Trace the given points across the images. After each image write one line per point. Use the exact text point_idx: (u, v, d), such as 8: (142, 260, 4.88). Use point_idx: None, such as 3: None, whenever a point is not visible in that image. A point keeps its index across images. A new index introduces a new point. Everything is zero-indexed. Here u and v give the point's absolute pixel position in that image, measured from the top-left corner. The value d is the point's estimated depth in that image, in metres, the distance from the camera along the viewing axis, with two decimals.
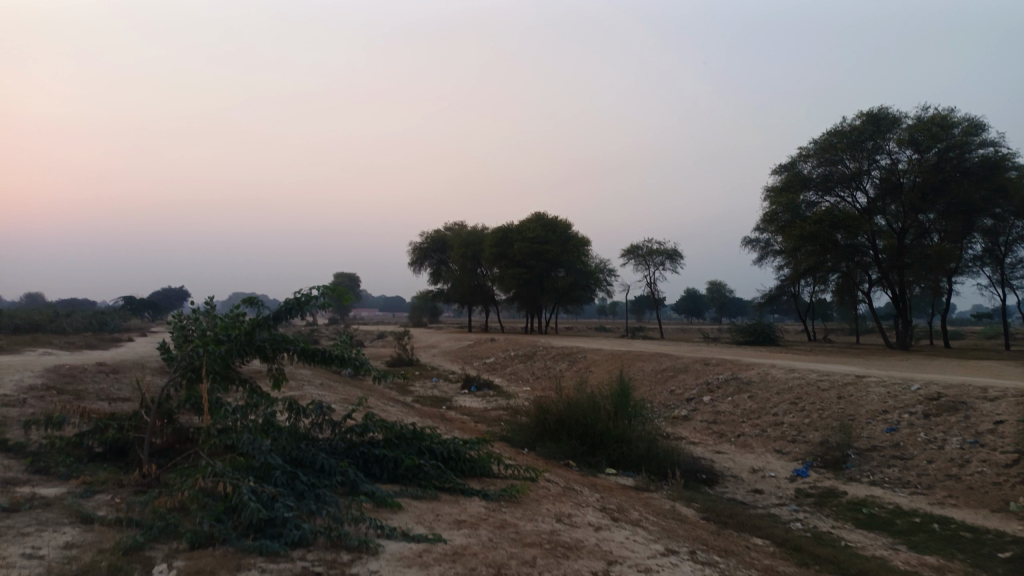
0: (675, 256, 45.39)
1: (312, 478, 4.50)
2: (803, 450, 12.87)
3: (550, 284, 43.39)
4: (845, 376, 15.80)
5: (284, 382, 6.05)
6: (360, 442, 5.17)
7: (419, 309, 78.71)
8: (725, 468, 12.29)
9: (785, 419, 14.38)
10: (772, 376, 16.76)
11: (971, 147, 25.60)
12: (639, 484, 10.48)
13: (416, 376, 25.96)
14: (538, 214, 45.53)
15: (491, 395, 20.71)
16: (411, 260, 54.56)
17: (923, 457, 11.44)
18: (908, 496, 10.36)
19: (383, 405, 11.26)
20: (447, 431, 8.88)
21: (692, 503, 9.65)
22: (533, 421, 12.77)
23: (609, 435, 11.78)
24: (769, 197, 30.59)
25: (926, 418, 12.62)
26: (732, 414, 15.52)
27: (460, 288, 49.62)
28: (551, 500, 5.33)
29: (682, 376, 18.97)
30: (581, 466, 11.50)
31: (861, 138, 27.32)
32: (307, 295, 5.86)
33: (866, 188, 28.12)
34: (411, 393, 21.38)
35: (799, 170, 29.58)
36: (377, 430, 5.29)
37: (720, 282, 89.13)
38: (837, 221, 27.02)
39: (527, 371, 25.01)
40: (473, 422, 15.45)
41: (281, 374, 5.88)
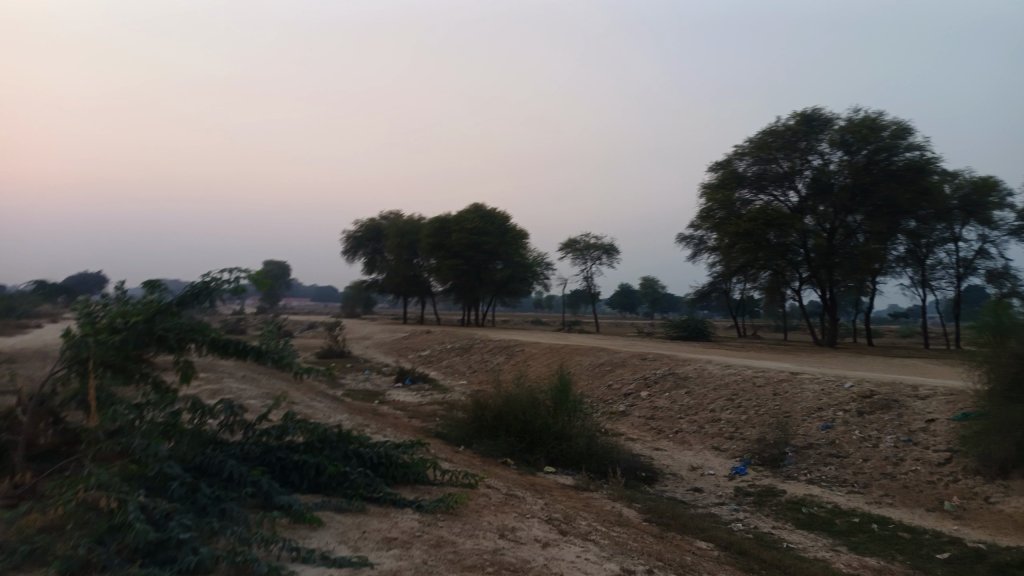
0: (612, 251, 45.59)
1: (218, 491, 3.88)
2: (740, 446, 12.78)
3: (487, 276, 42.94)
4: (779, 372, 15.87)
5: (194, 377, 5.32)
6: (276, 446, 4.56)
7: (353, 299, 77.04)
8: (664, 465, 12.06)
9: (723, 416, 14.30)
10: (708, 371, 16.72)
11: (899, 150, 26.31)
12: (578, 483, 10.13)
13: (347, 369, 25.10)
14: (476, 205, 44.94)
15: (425, 389, 20.11)
16: (345, 249, 53.13)
17: (859, 455, 11.47)
18: (845, 495, 10.33)
19: (307, 399, 10.54)
20: (377, 429, 8.30)
21: (633, 504, 9.34)
22: (470, 418, 12.26)
23: (548, 431, 11.41)
24: (705, 194, 30.81)
25: (860, 415, 12.71)
26: (670, 410, 15.38)
27: (396, 278, 48.63)
28: (492, 510, 4.85)
29: (619, 371, 18.78)
30: (520, 464, 11.08)
31: (795, 138, 27.75)
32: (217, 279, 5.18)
33: (798, 188, 28.57)
34: (341, 386, 20.57)
35: (734, 168, 29.89)
36: (298, 432, 4.68)
37: (653, 278, 90.44)
38: (771, 219, 27.41)
39: (463, 365, 24.49)
40: (405, 417, 14.84)
41: (188, 369, 5.17)
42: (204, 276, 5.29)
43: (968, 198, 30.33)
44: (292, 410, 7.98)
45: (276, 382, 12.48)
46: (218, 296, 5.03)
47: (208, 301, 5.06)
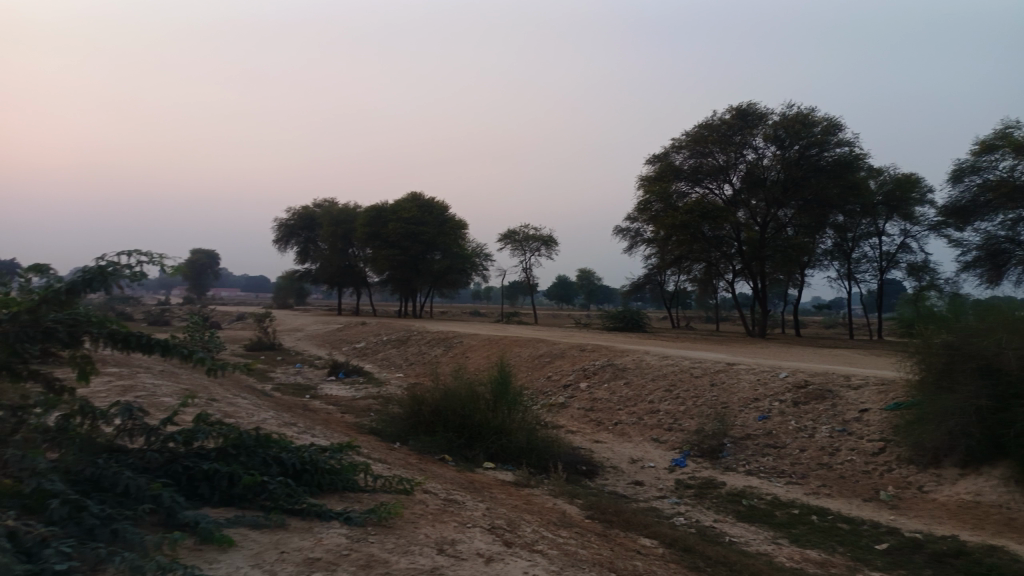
0: (550, 242, 45.52)
1: (111, 509, 3.34)
2: (680, 438, 12.68)
3: (425, 267, 42.21)
4: (716, 363, 15.92)
5: (93, 374, 4.69)
6: (183, 454, 4.00)
7: (285, 289, 74.95)
8: (604, 458, 11.84)
9: (661, 407, 14.21)
10: (647, 362, 16.64)
11: (829, 146, 26.90)
12: (518, 480, 9.79)
13: (278, 362, 24.18)
14: (414, 194, 44.13)
15: (360, 382, 19.47)
16: (276, 238, 51.44)
17: (795, 446, 11.51)
18: (784, 486, 10.32)
19: (228, 396, 9.84)
20: (306, 429, 7.76)
21: (575, 500, 9.05)
22: (405, 413, 11.75)
23: (487, 426, 11.04)
24: (643, 186, 30.91)
25: (795, 405, 12.80)
26: (608, 402, 15.23)
27: (330, 268, 47.39)
28: (429, 521, 4.44)
29: (558, 362, 18.57)
30: (458, 461, 10.67)
31: (731, 132, 28.09)
32: (113, 263, 4.53)
33: (733, 181, 28.95)
34: (270, 380, 19.70)
35: (672, 160, 30.07)
36: (209, 437, 4.12)
37: (589, 270, 91.12)
38: (707, 211, 27.66)
39: (400, 357, 23.86)
40: (338, 413, 14.21)
41: (87, 366, 4.54)
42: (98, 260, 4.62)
43: (892, 193, 31.37)
44: (208, 410, 7.32)
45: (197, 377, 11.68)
46: (113, 283, 4.37)
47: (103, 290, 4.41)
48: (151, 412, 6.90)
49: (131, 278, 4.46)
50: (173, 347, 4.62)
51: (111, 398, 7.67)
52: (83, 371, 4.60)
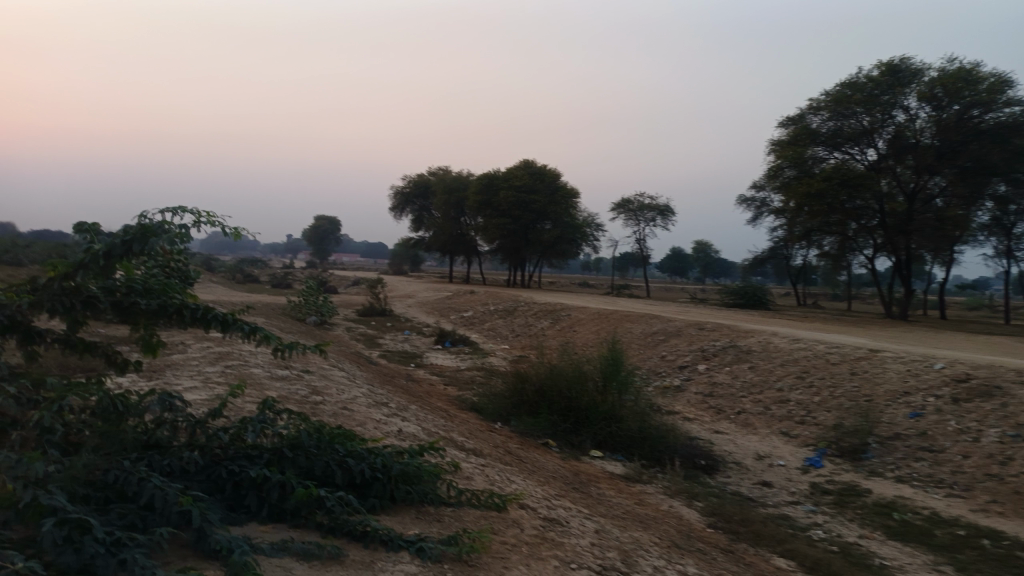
0: (666, 212, 43.52)
1: (120, 538, 2.73)
2: (814, 434, 11.29)
3: (535, 236, 41.48)
4: (857, 349, 14.18)
5: (160, 347, 4.14)
6: (229, 455, 3.38)
7: (401, 256, 76.76)
8: (726, 452, 10.64)
9: (792, 396, 12.76)
10: (775, 345, 15.11)
11: (995, 106, 23.69)
12: (629, 474, 8.82)
13: (388, 328, 24.22)
14: (527, 161, 43.32)
15: (467, 352, 19.01)
16: (392, 205, 52.23)
17: (956, 451, 9.88)
18: (944, 500, 8.80)
19: (326, 365, 9.40)
20: (400, 410, 7.12)
21: (695, 502, 8.00)
22: (508, 391, 10.98)
23: (596, 411, 10.14)
24: (773, 151, 28.59)
25: (954, 403, 11.05)
26: (730, 387, 13.91)
27: (443, 236, 47.54)
28: (523, 555, 3.59)
29: (674, 341, 17.30)
30: (563, 447, 9.83)
31: (878, 91, 25.32)
32: (159, 222, 3.79)
33: (877, 146, 26.14)
34: (378, 347, 19.63)
35: (806, 123, 27.49)
36: (263, 435, 3.51)
37: (706, 242, 87.45)
38: (847, 179, 25.14)
39: (507, 328, 23.27)
40: (441, 385, 13.69)
41: (151, 337, 3.97)
42: (143, 217, 4.00)
43: None
44: (297, 387, 6.84)
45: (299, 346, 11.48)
46: (157, 245, 3.74)
47: (143, 252, 3.78)
48: (234, 385, 6.40)
49: (171, 240, 3.79)
50: (233, 324, 3.95)
51: (205, 366, 7.34)
52: (148, 344, 4.07)
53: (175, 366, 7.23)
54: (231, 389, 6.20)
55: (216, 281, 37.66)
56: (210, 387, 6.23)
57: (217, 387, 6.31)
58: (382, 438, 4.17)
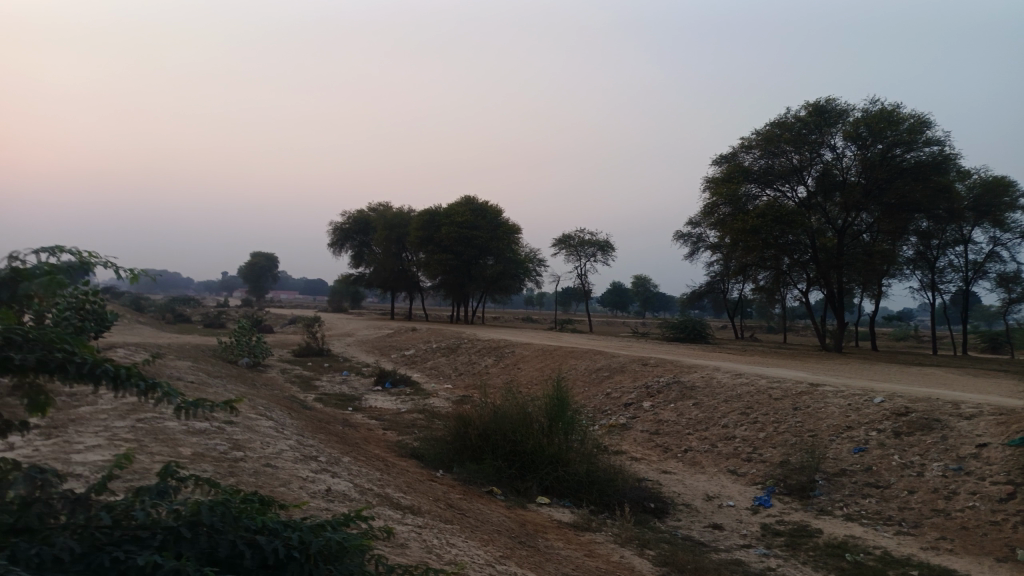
0: (607, 248, 43.89)
1: None
2: (761, 471, 11.14)
3: (477, 272, 41.21)
4: (798, 383, 14.20)
5: (48, 407, 3.58)
6: (111, 540, 2.79)
7: (341, 293, 75.46)
8: (675, 494, 10.37)
9: (737, 433, 12.62)
10: (719, 380, 15.03)
11: (916, 145, 24.66)
12: (577, 521, 8.42)
13: (326, 369, 23.41)
14: (469, 198, 43.20)
15: (407, 393, 18.41)
16: (331, 241, 51.29)
17: (902, 487, 9.83)
18: (894, 538, 8.68)
19: (253, 414, 8.78)
20: (331, 463, 6.59)
21: (646, 551, 7.64)
22: (450, 435, 10.48)
23: (541, 454, 9.74)
24: (709, 188, 29.16)
25: (896, 437, 11.07)
26: (676, 424, 13.71)
27: (384, 273, 46.82)
28: None
29: (618, 378, 17.10)
30: (508, 494, 9.37)
31: (806, 130, 26.11)
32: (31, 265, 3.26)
33: (807, 183, 26.93)
34: (315, 389, 18.83)
35: (740, 161, 28.12)
36: (150, 516, 2.92)
37: (645, 277, 88.74)
38: (781, 215, 25.75)
39: (449, 367, 22.73)
40: (379, 429, 13.09)
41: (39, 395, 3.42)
42: (13, 261, 3.45)
43: (982, 197, 28.81)
44: (218, 442, 6.25)
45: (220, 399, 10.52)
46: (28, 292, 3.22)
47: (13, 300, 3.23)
48: (144, 442, 5.78)
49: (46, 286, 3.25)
50: (126, 379, 3.44)
51: (115, 419, 6.67)
52: (36, 402, 3.52)
53: (80, 421, 6.55)
54: (140, 448, 5.60)
55: (144, 322, 36.06)
56: (117, 445, 5.60)
57: (126, 444, 5.69)
58: (305, 504, 3.68)
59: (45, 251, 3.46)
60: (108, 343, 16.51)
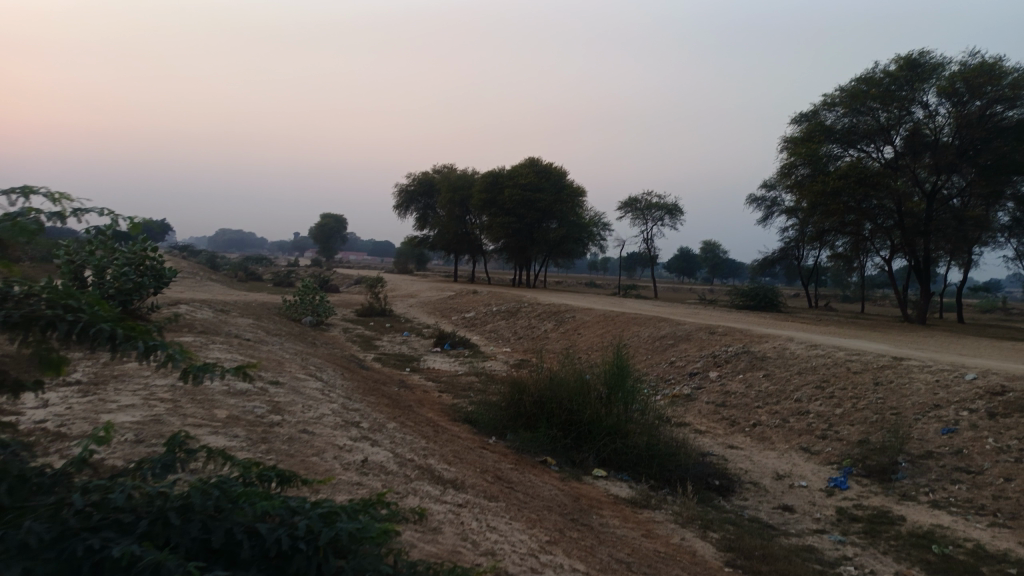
0: (675, 211, 42.55)
1: None
2: (837, 450, 10.38)
3: (540, 235, 40.63)
4: (880, 357, 13.22)
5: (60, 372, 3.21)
6: (86, 528, 2.43)
7: (406, 255, 76.19)
8: (742, 471, 9.74)
9: (811, 408, 11.83)
10: (791, 352, 14.17)
11: (1019, 101, 22.64)
12: (635, 497, 7.93)
13: (387, 329, 23.40)
14: (533, 159, 42.43)
15: (465, 355, 18.16)
16: (396, 203, 51.44)
17: (997, 473, 8.92)
18: (988, 531, 7.86)
19: (301, 375, 8.53)
20: (375, 429, 6.24)
21: (709, 534, 7.09)
22: (504, 401, 10.07)
23: (599, 425, 9.25)
24: (786, 147, 27.55)
25: (991, 418, 10.08)
26: (744, 397, 12.98)
27: (447, 234, 46.69)
28: None
29: (684, 346, 16.37)
30: (563, 465, 8.95)
31: (895, 86, 24.26)
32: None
33: (894, 143, 25.07)
34: (374, 350, 18.80)
35: (821, 119, 26.35)
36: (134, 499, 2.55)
37: (714, 243, 86.30)
38: (865, 176, 24.11)
39: (508, 330, 22.37)
40: (435, 392, 12.82)
41: (45, 353, 3.09)
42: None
43: None
44: (256, 404, 5.98)
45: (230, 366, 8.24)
46: None
47: None
48: (180, 404, 5.54)
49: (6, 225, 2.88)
50: (123, 341, 3.07)
51: (153, 377, 6.46)
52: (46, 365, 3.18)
53: (122, 378, 6.37)
54: (175, 408, 5.36)
55: (216, 280, 37.00)
56: (152, 405, 5.37)
57: (160, 404, 5.46)
58: (329, 484, 3.30)
59: (19, 193, 3.11)
60: (172, 299, 16.72)
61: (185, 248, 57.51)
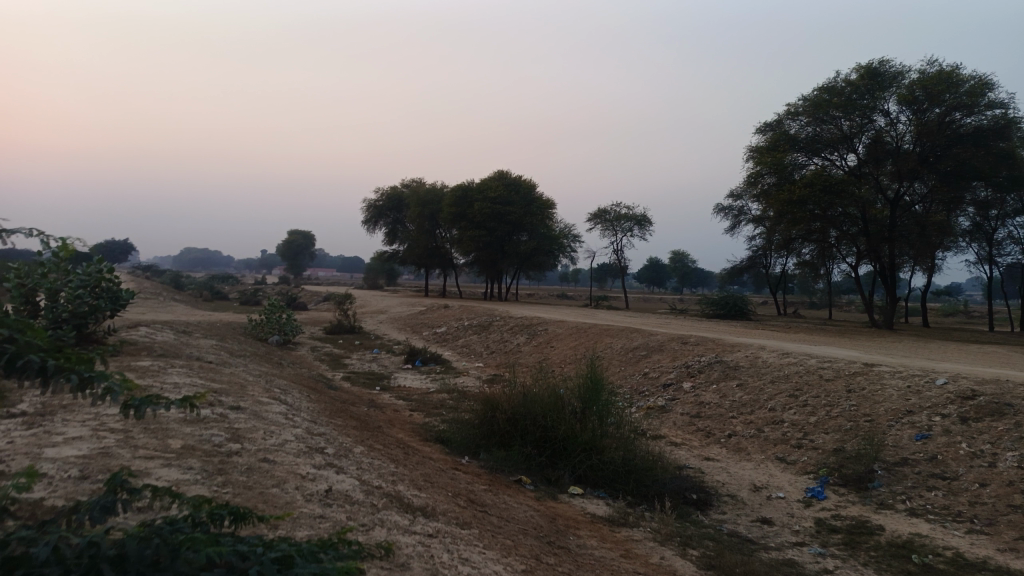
0: (644, 222, 42.76)
1: None
2: (813, 460, 10.31)
3: (511, 248, 40.51)
4: (851, 363, 13.24)
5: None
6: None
7: (376, 270, 75.59)
8: (719, 483, 9.62)
9: (786, 417, 11.77)
10: (764, 360, 14.14)
11: (976, 108, 23.12)
12: (613, 515, 7.73)
13: (357, 346, 22.99)
14: (502, 172, 42.37)
15: (437, 372, 17.87)
16: (365, 218, 51.00)
17: (972, 479, 8.90)
18: (967, 538, 7.80)
19: (264, 398, 8.20)
20: (341, 454, 5.97)
21: (689, 551, 6.92)
22: (477, 419, 9.82)
23: (574, 441, 9.06)
24: (752, 157, 27.82)
25: (963, 423, 10.09)
26: (718, 407, 12.89)
27: (417, 249, 46.36)
28: None
29: (657, 357, 16.29)
30: (538, 483, 8.73)
31: (857, 95, 24.63)
32: None
33: (857, 151, 25.43)
34: (343, 368, 18.42)
35: (786, 129, 26.67)
36: (61, 551, 2.27)
37: (683, 253, 87.11)
38: (830, 184, 24.38)
39: (481, 345, 22.14)
40: (406, 411, 12.54)
41: None
42: None
43: None
44: (214, 432, 5.67)
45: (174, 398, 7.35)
46: None
47: None
48: (132, 434, 5.21)
49: None
50: (53, 373, 2.78)
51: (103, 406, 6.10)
52: None
53: (70, 407, 6.00)
54: (125, 440, 5.02)
55: (181, 299, 36.20)
56: (101, 437, 5.05)
57: (109, 436, 5.12)
58: (289, 520, 3.03)
59: None
60: (132, 321, 16.21)
61: (148, 267, 56.42)
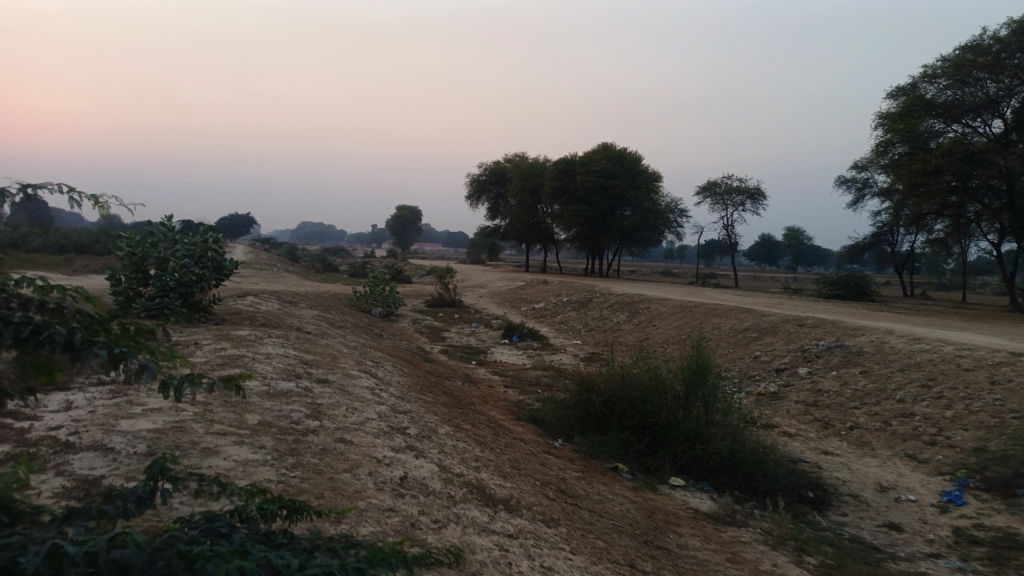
0: (757, 196, 40.58)
1: None
2: (950, 460, 9.18)
3: (614, 223, 39.53)
4: (996, 352, 11.76)
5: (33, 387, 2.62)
6: None
7: (479, 245, 76.22)
8: (839, 481, 8.73)
9: (918, 410, 10.59)
10: (891, 346, 12.85)
11: None
12: (717, 512, 7.07)
13: (456, 320, 22.99)
14: (607, 145, 41.28)
15: (534, 348, 17.50)
16: (469, 193, 51.24)
17: None
18: None
19: (354, 372, 8.02)
20: (423, 435, 5.63)
21: (804, 559, 6.16)
22: (572, 400, 9.32)
23: (676, 428, 8.40)
24: (881, 124, 25.58)
25: None
26: (838, 397, 11.81)
27: (518, 224, 46.12)
28: None
29: (769, 339, 15.23)
30: (636, 472, 8.17)
31: (1006, 53, 22.09)
32: None
33: (1004, 116, 22.76)
34: (442, 341, 18.36)
35: (920, 93, 24.30)
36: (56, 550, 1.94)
37: (798, 229, 82.89)
38: (971, 153, 22.04)
39: (580, 322, 21.58)
40: (501, 387, 12.22)
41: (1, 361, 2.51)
42: None
43: None
44: (294, 407, 5.46)
45: (259, 369, 7.14)
46: None
47: None
48: (211, 408, 5.04)
49: None
50: (82, 350, 2.48)
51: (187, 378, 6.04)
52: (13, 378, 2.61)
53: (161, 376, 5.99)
54: (202, 413, 4.87)
55: (292, 271, 37.60)
56: (179, 409, 4.92)
57: (188, 408, 4.99)
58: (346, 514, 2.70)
59: None
60: (240, 291, 16.73)
61: (266, 239, 59.17)
